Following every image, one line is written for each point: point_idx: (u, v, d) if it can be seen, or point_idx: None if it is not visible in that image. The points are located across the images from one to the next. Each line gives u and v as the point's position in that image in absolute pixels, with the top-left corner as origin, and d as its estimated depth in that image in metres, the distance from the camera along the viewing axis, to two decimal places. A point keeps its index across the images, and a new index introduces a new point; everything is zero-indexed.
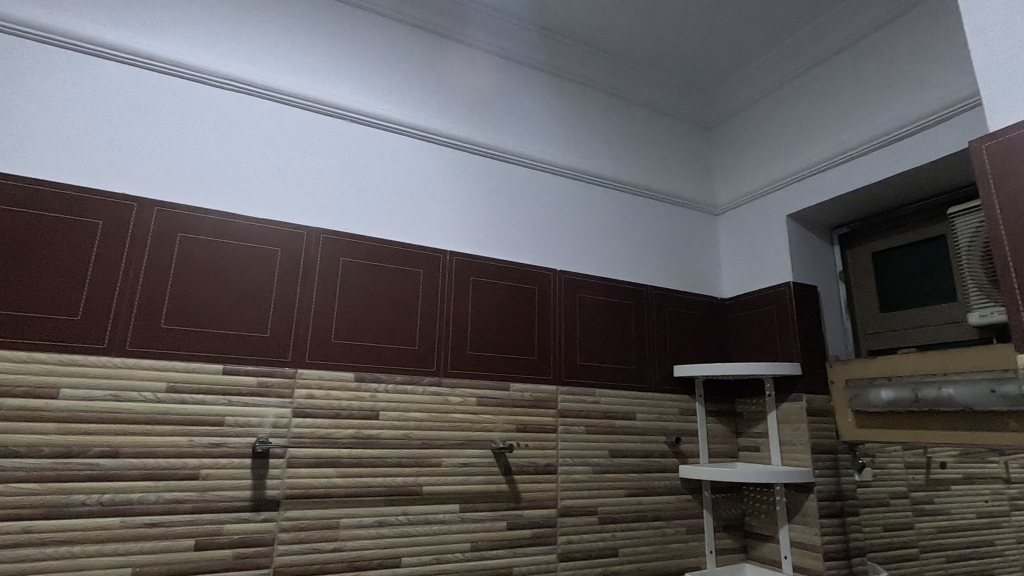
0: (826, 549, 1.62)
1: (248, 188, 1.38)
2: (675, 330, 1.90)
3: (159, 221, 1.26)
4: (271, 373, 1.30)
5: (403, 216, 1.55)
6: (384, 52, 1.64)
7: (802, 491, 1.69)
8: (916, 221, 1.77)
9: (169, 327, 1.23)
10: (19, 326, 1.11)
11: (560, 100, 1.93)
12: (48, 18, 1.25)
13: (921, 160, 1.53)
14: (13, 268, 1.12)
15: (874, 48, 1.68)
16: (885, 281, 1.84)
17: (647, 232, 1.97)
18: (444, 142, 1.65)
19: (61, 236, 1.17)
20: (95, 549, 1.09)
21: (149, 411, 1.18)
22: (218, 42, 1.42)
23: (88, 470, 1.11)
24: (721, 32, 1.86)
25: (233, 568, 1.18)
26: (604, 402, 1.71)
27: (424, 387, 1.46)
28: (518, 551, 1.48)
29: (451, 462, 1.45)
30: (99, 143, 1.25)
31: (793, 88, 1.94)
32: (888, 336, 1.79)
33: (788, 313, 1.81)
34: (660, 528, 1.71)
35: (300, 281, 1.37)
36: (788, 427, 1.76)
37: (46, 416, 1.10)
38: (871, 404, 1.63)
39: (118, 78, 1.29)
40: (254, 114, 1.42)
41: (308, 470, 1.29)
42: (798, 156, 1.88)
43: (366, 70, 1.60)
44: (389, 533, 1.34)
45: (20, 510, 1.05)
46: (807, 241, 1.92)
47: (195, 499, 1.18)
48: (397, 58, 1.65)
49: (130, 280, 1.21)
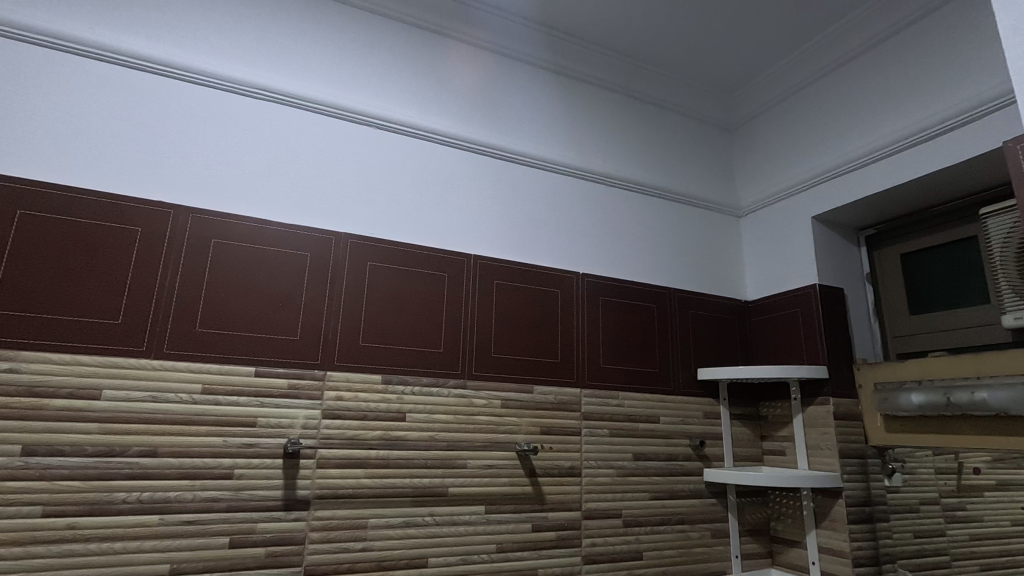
0: (855, 555, 1.59)
1: (272, 192, 1.41)
2: (699, 332, 1.90)
3: (193, 227, 1.29)
4: (301, 375, 1.33)
5: (426, 221, 1.57)
6: (394, 53, 1.65)
7: (830, 496, 1.67)
8: (945, 222, 1.74)
9: (204, 331, 1.26)
10: (64, 330, 1.15)
11: (581, 102, 1.93)
12: (89, 33, 1.30)
13: (952, 160, 1.50)
14: (56, 274, 1.16)
15: (900, 47, 1.67)
16: (913, 282, 1.81)
17: (670, 234, 1.97)
18: (463, 146, 1.67)
19: (103, 242, 1.22)
20: (136, 545, 1.12)
21: (186, 412, 1.22)
22: (244, 51, 1.46)
23: (128, 469, 1.15)
24: (745, 33, 1.86)
25: (266, 566, 1.21)
26: (627, 405, 1.71)
27: (449, 388, 1.48)
28: (542, 553, 1.49)
29: (476, 463, 1.46)
30: (140, 153, 1.30)
31: (816, 88, 1.92)
32: (918, 338, 1.77)
33: (814, 315, 1.79)
34: (685, 532, 1.70)
35: (328, 285, 1.40)
36: (815, 431, 1.74)
37: (89, 416, 1.15)
38: (902, 408, 1.59)
39: (158, 90, 1.34)
40: (282, 123, 1.46)
41: (338, 470, 1.32)
42: (824, 157, 1.86)
43: (380, 73, 1.62)
44: (417, 534, 1.36)
45: (66, 507, 1.10)
46: (833, 242, 1.90)
47: (229, 498, 1.21)
48: (410, 61, 1.67)
49: (167, 285, 1.25)
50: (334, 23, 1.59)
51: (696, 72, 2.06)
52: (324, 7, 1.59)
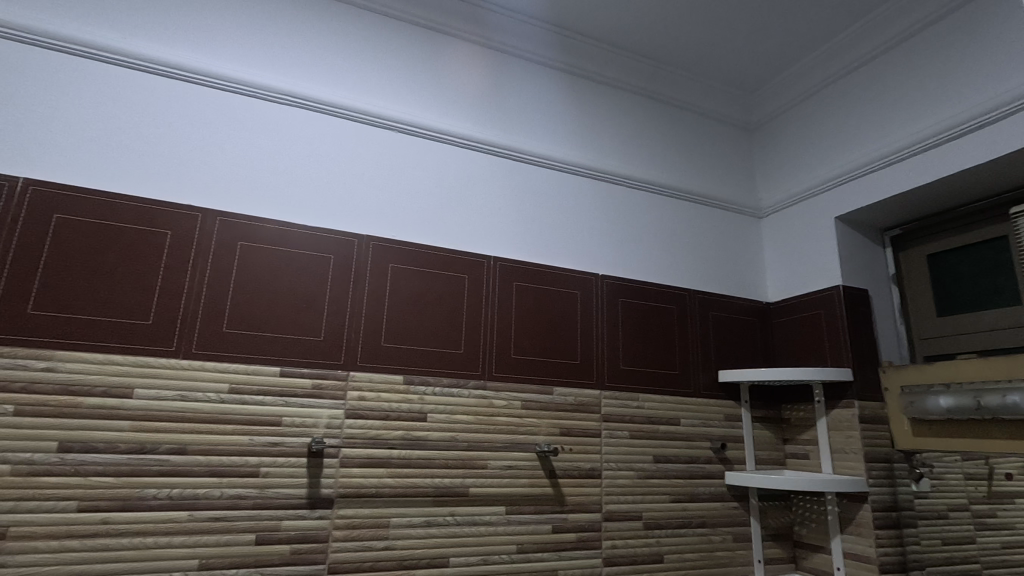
0: (882, 561, 1.56)
1: (298, 197, 1.44)
2: (720, 334, 1.88)
3: (221, 229, 1.33)
4: (325, 375, 1.35)
5: (447, 224, 1.58)
6: (407, 54, 1.66)
7: (855, 501, 1.64)
8: (973, 223, 1.71)
9: (231, 331, 1.29)
10: (97, 331, 1.19)
11: (600, 104, 1.94)
12: (123, 42, 1.34)
13: (980, 158, 1.47)
14: (88, 275, 1.20)
15: (925, 45, 1.64)
16: (941, 283, 1.78)
17: (689, 236, 1.95)
18: (484, 149, 1.68)
19: (136, 244, 1.25)
20: (165, 541, 1.15)
21: (213, 410, 1.24)
22: (271, 59, 1.50)
23: (159, 466, 1.18)
24: (765, 32, 1.84)
25: (291, 563, 1.23)
26: (647, 407, 1.70)
27: (469, 389, 1.48)
28: (563, 555, 1.49)
29: (497, 464, 1.47)
30: (171, 158, 1.33)
31: (838, 88, 1.90)
32: (945, 341, 1.73)
33: (838, 316, 1.76)
34: (706, 535, 1.69)
35: (352, 287, 1.42)
36: (839, 434, 1.71)
37: (122, 414, 1.18)
38: (929, 411, 1.57)
39: (190, 98, 1.38)
40: (307, 128, 1.49)
41: (360, 470, 1.33)
42: (847, 156, 1.83)
43: (394, 75, 1.63)
44: (437, 533, 1.37)
45: (99, 502, 1.13)
46: (857, 242, 1.87)
47: (255, 495, 1.24)
48: (425, 62, 1.69)
49: (196, 286, 1.28)
50: (349, 24, 1.61)
51: (715, 73, 2.05)
52: (342, 11, 1.61)
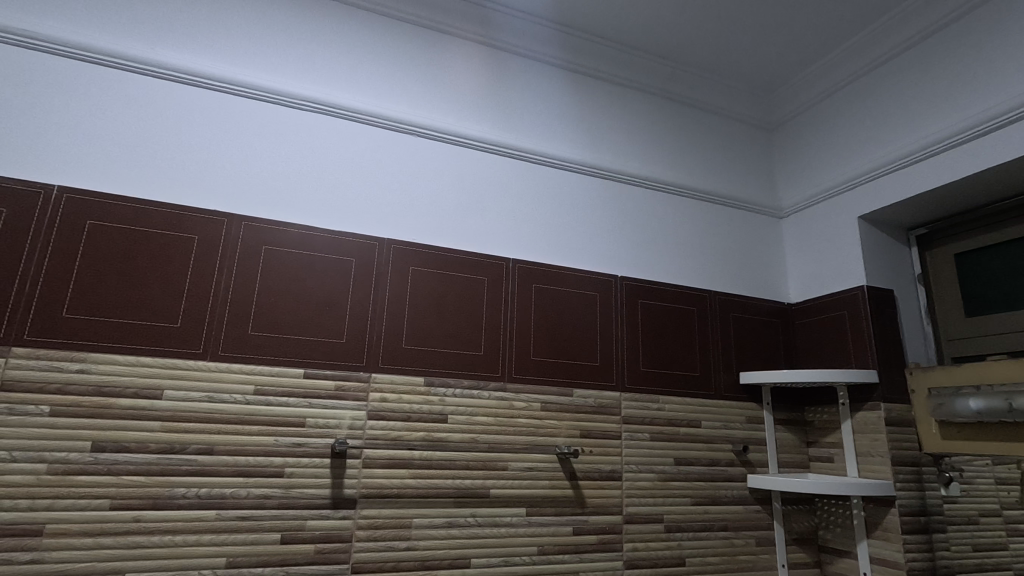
0: (911, 566, 1.53)
1: (319, 202, 1.46)
2: (740, 335, 1.86)
3: (246, 233, 1.35)
4: (347, 377, 1.36)
5: (466, 226, 1.60)
6: (417, 56, 1.68)
7: (882, 505, 1.61)
8: (1001, 221, 1.68)
9: (256, 334, 1.31)
10: (127, 334, 1.22)
11: (617, 105, 1.93)
12: (152, 54, 1.38)
13: (1005, 157, 1.44)
14: (117, 280, 1.23)
15: (947, 42, 1.62)
16: (969, 283, 1.74)
17: (708, 237, 1.94)
18: (501, 151, 1.69)
19: (165, 250, 1.28)
20: (193, 539, 1.17)
21: (239, 412, 1.27)
22: (291, 66, 1.53)
23: (187, 466, 1.21)
24: (783, 31, 1.83)
25: (315, 563, 1.25)
26: (667, 409, 1.69)
27: (489, 391, 1.49)
28: (584, 557, 1.49)
29: (517, 466, 1.47)
30: (198, 165, 1.37)
31: (860, 86, 1.87)
32: (973, 342, 1.69)
33: (862, 316, 1.73)
34: (729, 539, 1.67)
35: (373, 290, 1.43)
36: (865, 437, 1.68)
37: (152, 414, 1.21)
38: (958, 414, 1.55)
39: (216, 106, 1.42)
40: (329, 132, 1.51)
41: (383, 470, 1.35)
42: (869, 155, 1.80)
43: (405, 77, 1.65)
44: (458, 534, 1.38)
45: (131, 501, 1.15)
46: (882, 242, 1.84)
47: (280, 495, 1.26)
48: (435, 63, 1.70)
49: (222, 290, 1.31)
50: (360, 27, 1.63)
51: (733, 73, 2.04)
52: (360, 18, 1.64)
